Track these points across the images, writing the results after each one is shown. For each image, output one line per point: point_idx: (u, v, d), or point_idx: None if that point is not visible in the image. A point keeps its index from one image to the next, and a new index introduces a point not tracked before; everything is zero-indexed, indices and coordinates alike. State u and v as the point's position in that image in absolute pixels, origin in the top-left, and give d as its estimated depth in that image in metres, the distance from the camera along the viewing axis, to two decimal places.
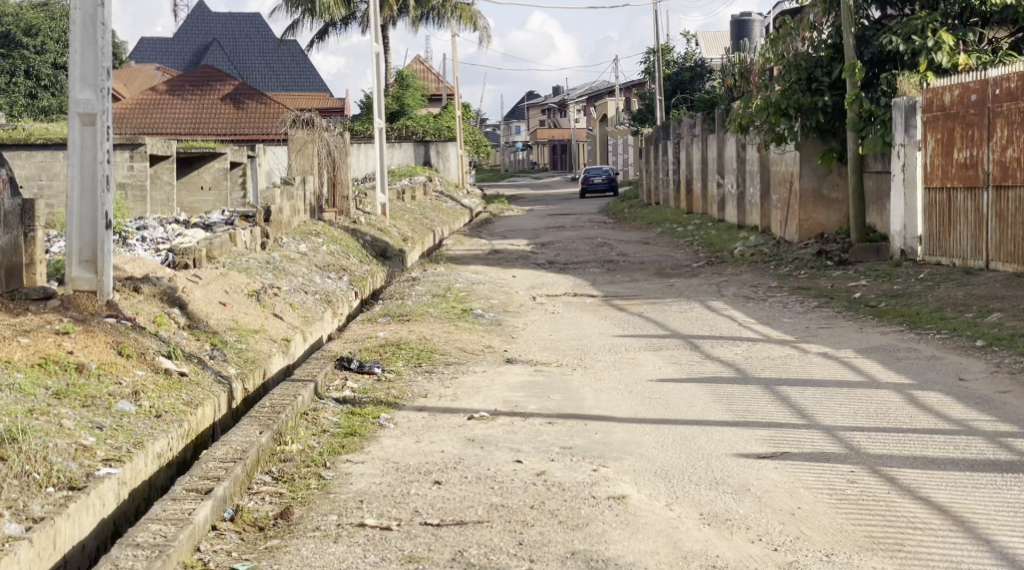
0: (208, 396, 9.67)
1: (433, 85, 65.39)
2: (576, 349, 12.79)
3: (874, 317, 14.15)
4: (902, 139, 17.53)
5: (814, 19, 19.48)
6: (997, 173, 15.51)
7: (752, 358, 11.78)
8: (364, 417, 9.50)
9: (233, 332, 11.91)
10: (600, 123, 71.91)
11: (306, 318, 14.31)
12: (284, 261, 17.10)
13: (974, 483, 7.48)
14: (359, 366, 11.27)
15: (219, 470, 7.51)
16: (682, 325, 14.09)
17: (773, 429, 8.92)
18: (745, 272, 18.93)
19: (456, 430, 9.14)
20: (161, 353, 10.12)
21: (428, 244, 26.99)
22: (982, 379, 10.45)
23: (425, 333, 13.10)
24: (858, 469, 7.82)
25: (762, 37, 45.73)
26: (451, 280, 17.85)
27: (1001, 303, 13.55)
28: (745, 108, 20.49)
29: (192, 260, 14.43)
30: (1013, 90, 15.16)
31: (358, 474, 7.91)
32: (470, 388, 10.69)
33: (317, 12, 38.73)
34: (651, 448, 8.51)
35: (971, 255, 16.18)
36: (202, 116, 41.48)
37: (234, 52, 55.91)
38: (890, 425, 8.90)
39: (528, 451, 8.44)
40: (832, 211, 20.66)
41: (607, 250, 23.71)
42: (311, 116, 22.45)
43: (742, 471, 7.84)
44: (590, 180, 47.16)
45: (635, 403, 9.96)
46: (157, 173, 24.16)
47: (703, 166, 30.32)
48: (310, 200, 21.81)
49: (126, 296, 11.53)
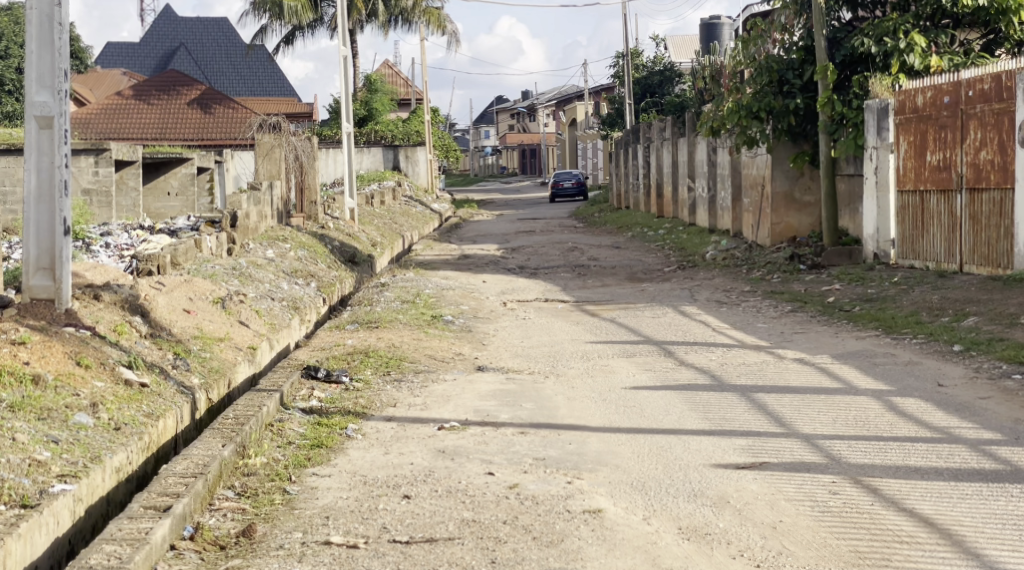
0: (171, 407, 9.40)
1: (402, 91, 65.09)
2: (548, 355, 12.55)
3: (848, 322, 13.98)
4: (874, 141, 17.40)
5: (785, 21, 19.50)
6: (971, 174, 15.38)
7: (727, 365, 11.57)
8: (331, 428, 9.25)
9: (197, 341, 11.62)
10: (569, 127, 71.79)
11: (273, 326, 14.02)
12: (251, 267, 16.80)
13: (961, 493, 7.29)
14: (326, 374, 11.00)
15: (179, 486, 7.20)
16: (655, 330, 13.89)
17: (751, 438, 8.71)
18: (718, 277, 18.75)
19: (427, 441, 8.89)
20: (122, 363, 9.82)
21: (398, 249, 26.70)
22: (961, 386, 10.27)
23: (393, 341, 12.83)
24: (840, 479, 7.61)
25: (731, 40, 45.58)
26: (421, 285, 17.58)
27: (977, 306, 13.42)
28: (716, 110, 20.27)
29: (156, 266, 14.13)
30: (986, 91, 15.02)
31: (325, 489, 7.64)
32: (440, 397, 10.46)
33: (285, 16, 38.41)
34: (627, 458, 8.28)
35: (944, 258, 16.05)
36: (169, 121, 41.05)
37: (201, 57, 55.50)
38: (869, 434, 8.70)
39: (501, 463, 8.20)
40: (804, 214, 20.51)
41: (578, 254, 23.49)
42: (278, 121, 22.25)
43: (722, 482, 7.62)
44: (559, 185, 46.96)
45: (608, 412, 9.74)
46: (122, 178, 23.74)
47: (673, 170, 30.15)
48: (277, 206, 21.47)
49: (86, 304, 11.21)
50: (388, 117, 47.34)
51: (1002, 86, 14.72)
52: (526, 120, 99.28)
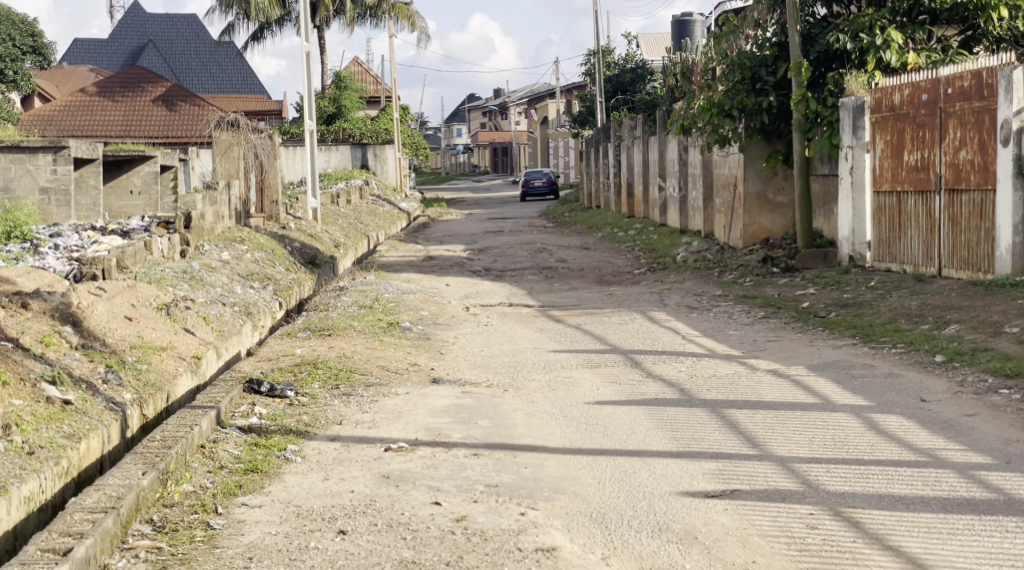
0: (96, 426, 8.75)
1: (371, 88, 64.27)
2: (508, 366, 11.86)
3: (824, 329, 13.36)
4: (849, 141, 16.79)
5: (758, 17, 18.89)
6: (950, 175, 14.79)
7: (696, 377, 10.89)
8: (269, 449, 8.53)
9: (135, 351, 10.90)
10: (541, 125, 70.93)
11: (221, 332, 13.28)
12: (203, 271, 16.02)
13: (949, 528, 6.67)
14: (270, 389, 10.26)
15: (86, 523, 6.57)
16: (621, 338, 13.23)
17: (720, 461, 8.05)
18: (689, 280, 18.14)
19: (371, 464, 8.19)
20: (46, 378, 9.08)
21: (362, 250, 25.96)
22: (946, 401, 9.64)
23: (345, 351, 12.09)
24: (818, 511, 6.96)
25: (704, 37, 44.92)
26: (381, 289, 16.85)
27: (958, 313, 12.79)
28: (687, 109, 19.66)
29: (100, 270, 13.38)
30: (966, 88, 14.42)
31: (252, 522, 6.98)
32: (390, 413, 9.74)
33: (252, 14, 37.54)
34: (586, 485, 7.61)
35: (922, 262, 15.46)
36: (132, 118, 40.20)
37: (169, 54, 54.56)
38: (848, 456, 8.05)
39: (449, 491, 7.51)
40: (777, 215, 19.87)
41: (546, 256, 22.79)
42: (236, 118, 21.54)
43: (689, 514, 6.97)
44: (530, 183, 46.18)
45: (569, 431, 9.05)
46: (82, 177, 21.31)
47: (644, 168, 29.49)
48: (234, 205, 20.70)
49: (13, 314, 10.50)
50: (357, 115, 46.58)
51: (982, 84, 14.11)
52: (497, 118, 98.49)
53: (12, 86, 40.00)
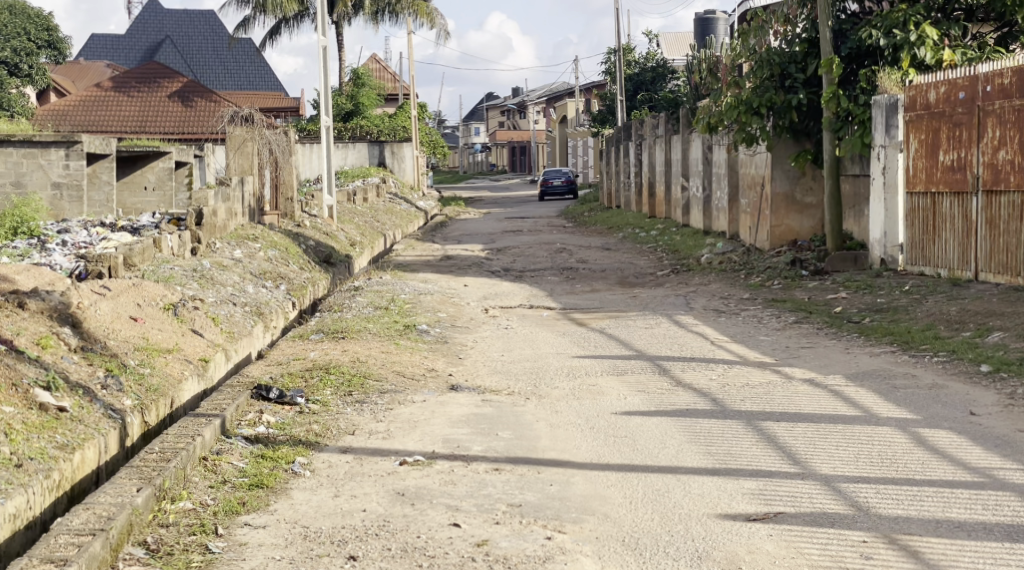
0: (91, 436, 8.22)
1: (390, 86, 63.71)
2: (529, 372, 11.29)
3: (859, 335, 12.75)
4: (882, 139, 16.17)
5: (788, 12, 18.28)
6: (988, 175, 14.16)
7: (729, 386, 10.30)
8: (276, 462, 7.97)
9: (139, 353, 10.36)
10: (560, 124, 70.20)
11: (230, 334, 12.72)
12: (213, 269, 15.46)
13: (1017, 561, 6.10)
14: (279, 395, 9.73)
15: (70, 548, 6.08)
16: (648, 343, 12.64)
17: (760, 480, 7.45)
18: (714, 282, 17.52)
19: (384, 480, 7.63)
20: (40, 384, 8.52)
21: (377, 248, 25.37)
22: (997, 415, 9.03)
23: (359, 354, 11.54)
24: (872, 538, 6.40)
25: (727, 35, 44.23)
26: (396, 289, 16.29)
27: (1001, 321, 12.17)
28: (714, 105, 19.01)
29: (106, 268, 12.82)
30: (1006, 86, 13.81)
31: (254, 546, 6.46)
32: (406, 423, 9.19)
33: (269, 9, 36.96)
34: (616, 505, 7.04)
35: (957, 265, 14.82)
36: (146, 114, 39.69)
37: (187, 49, 54.04)
38: (898, 475, 7.46)
39: (469, 510, 6.94)
40: (805, 217, 19.22)
41: (566, 256, 22.17)
42: (250, 113, 20.88)
43: (730, 540, 6.43)
44: (549, 182, 45.55)
45: (596, 444, 8.46)
46: (94, 173, 20.67)
47: (667, 168, 28.82)
48: (248, 202, 20.13)
49: (9, 313, 9.96)
50: (374, 112, 46.01)
51: None
52: (516, 118, 97.73)
53: (26, 80, 39.37)
